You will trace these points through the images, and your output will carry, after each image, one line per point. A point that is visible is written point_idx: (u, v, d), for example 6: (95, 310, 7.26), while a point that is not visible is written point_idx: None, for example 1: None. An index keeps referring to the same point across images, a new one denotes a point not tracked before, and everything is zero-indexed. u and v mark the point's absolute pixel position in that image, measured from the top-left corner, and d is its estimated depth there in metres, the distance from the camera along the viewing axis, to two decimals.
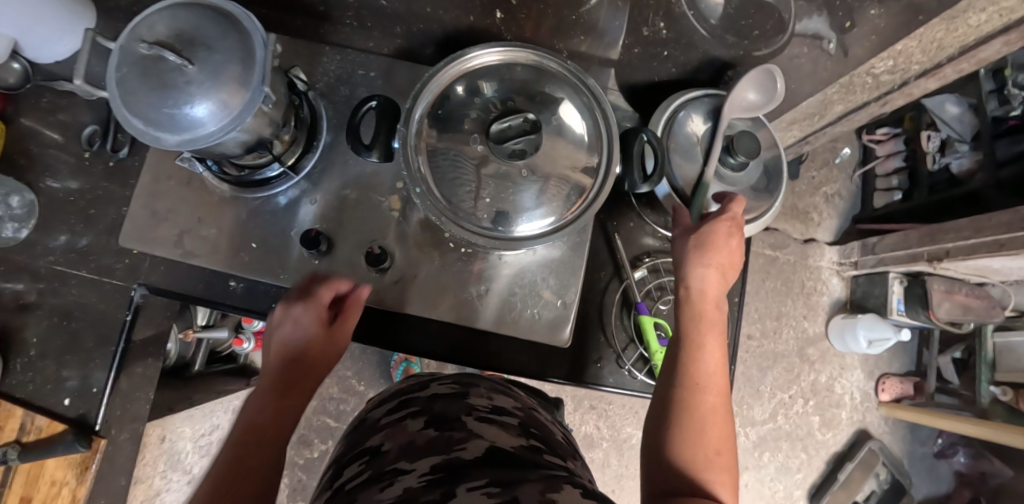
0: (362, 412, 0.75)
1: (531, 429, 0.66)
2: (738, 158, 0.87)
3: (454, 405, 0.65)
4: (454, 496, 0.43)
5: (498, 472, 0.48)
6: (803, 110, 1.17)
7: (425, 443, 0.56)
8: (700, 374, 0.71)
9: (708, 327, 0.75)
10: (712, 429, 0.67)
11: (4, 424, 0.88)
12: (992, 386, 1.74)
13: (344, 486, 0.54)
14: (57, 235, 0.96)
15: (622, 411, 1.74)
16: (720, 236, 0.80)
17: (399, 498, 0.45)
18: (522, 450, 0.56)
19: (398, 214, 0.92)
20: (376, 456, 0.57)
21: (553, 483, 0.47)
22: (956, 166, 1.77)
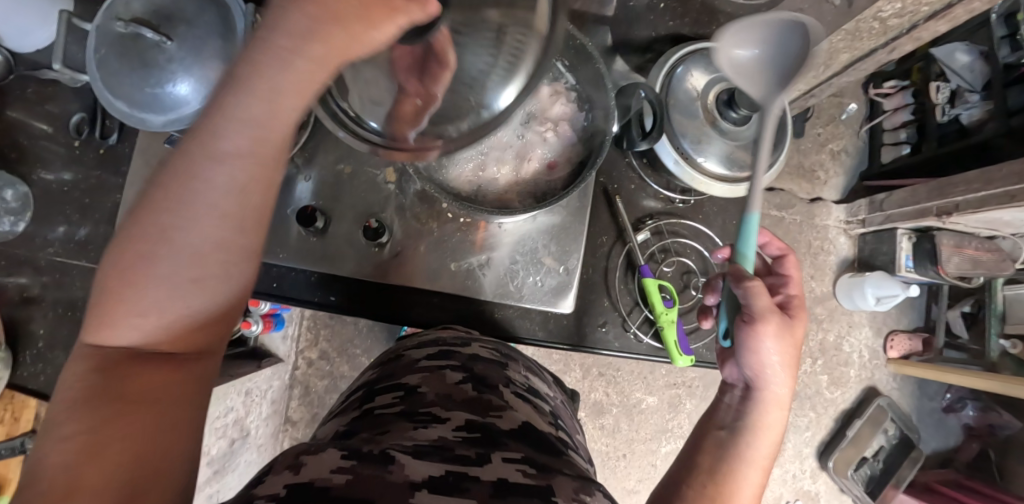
0: (394, 348, 0.84)
1: (560, 420, 0.74)
2: (739, 113, 0.85)
3: (493, 371, 0.74)
4: (489, 461, 0.51)
5: (532, 450, 0.56)
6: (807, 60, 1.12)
7: (463, 399, 0.64)
8: (754, 457, 0.71)
9: (768, 409, 0.74)
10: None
11: (19, 416, 0.87)
12: (1002, 339, 1.73)
13: (376, 411, 0.63)
14: (55, 227, 0.95)
15: (631, 377, 1.75)
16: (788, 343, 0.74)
17: (437, 442, 0.53)
18: (552, 435, 0.64)
19: (395, 187, 0.91)
20: (411, 393, 0.65)
21: (586, 485, 0.53)
22: (966, 118, 1.72)
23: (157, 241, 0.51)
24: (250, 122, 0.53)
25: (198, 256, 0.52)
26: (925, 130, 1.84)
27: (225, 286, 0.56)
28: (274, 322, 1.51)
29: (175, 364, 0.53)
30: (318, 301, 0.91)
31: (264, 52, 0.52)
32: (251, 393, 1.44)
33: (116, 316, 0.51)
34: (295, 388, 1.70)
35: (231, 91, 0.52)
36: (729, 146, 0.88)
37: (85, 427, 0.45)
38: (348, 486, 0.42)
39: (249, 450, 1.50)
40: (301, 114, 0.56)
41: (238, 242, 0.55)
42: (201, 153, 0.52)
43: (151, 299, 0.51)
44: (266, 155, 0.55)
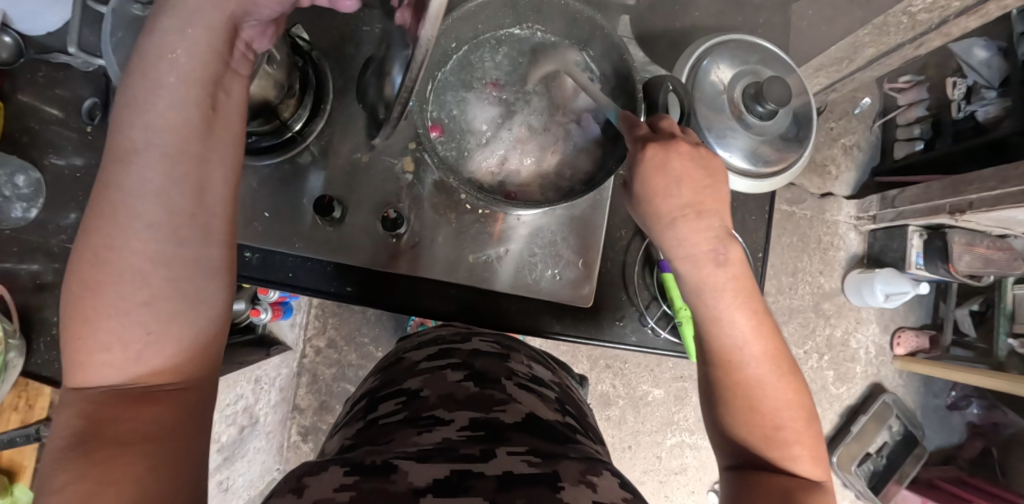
0: (396, 351, 0.83)
1: (568, 405, 0.74)
2: (767, 107, 0.83)
3: (495, 365, 0.73)
4: (494, 456, 0.51)
5: (538, 441, 0.56)
6: (831, 54, 1.11)
7: (465, 397, 0.64)
8: (736, 347, 0.68)
9: (722, 297, 0.69)
10: (774, 394, 0.67)
11: (34, 403, 0.88)
12: (1010, 338, 1.73)
13: (379, 420, 0.63)
14: (68, 213, 0.94)
15: (638, 369, 1.75)
16: (669, 183, 0.71)
17: (440, 444, 0.53)
18: (560, 423, 0.64)
19: (412, 176, 0.90)
20: (414, 398, 0.64)
21: (593, 466, 0.54)
22: (983, 114, 1.69)
23: (99, 268, 0.49)
24: (161, 116, 0.54)
25: (142, 274, 0.50)
26: (940, 126, 1.82)
27: (190, 301, 0.53)
28: (283, 310, 1.50)
29: (157, 397, 0.49)
30: (335, 292, 0.90)
31: (159, 41, 0.55)
32: (261, 381, 1.44)
33: (88, 368, 0.49)
34: (303, 376, 1.70)
35: (140, 89, 0.54)
36: (753, 140, 0.87)
37: (74, 475, 0.42)
38: (352, 501, 0.42)
39: (258, 437, 1.51)
40: (202, 98, 0.57)
41: (187, 250, 0.53)
42: (122, 169, 0.51)
43: (110, 337, 0.49)
44: (189, 149, 0.54)
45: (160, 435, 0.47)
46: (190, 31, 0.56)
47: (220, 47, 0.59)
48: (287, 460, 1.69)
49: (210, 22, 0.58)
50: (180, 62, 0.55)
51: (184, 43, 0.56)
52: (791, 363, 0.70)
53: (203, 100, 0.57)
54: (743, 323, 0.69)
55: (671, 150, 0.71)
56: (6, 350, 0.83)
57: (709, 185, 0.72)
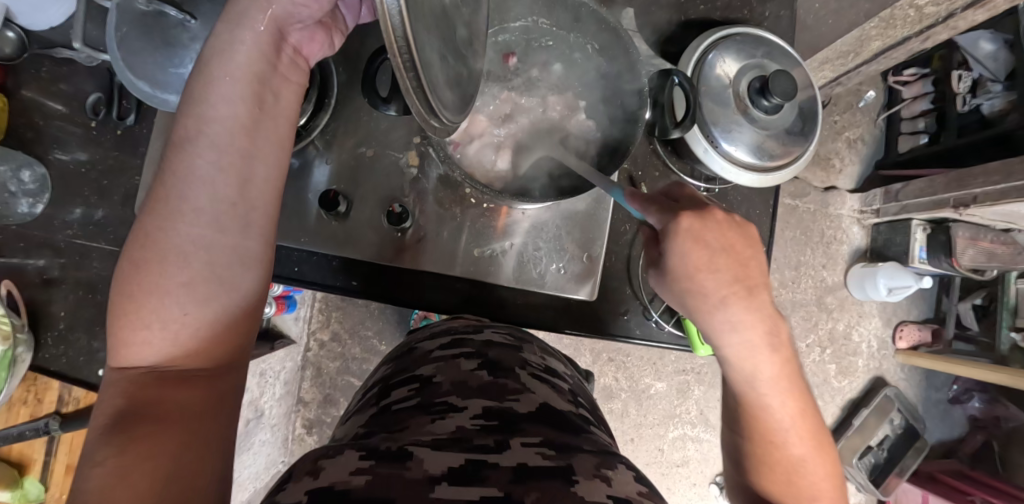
0: (407, 342, 0.84)
1: (580, 397, 0.74)
2: (773, 101, 0.83)
3: (508, 354, 0.74)
4: (508, 448, 0.52)
5: (551, 433, 0.56)
6: (836, 47, 1.10)
7: (479, 385, 0.64)
8: (776, 421, 0.64)
9: (767, 378, 0.63)
10: (807, 476, 0.64)
11: (42, 397, 0.89)
12: (1013, 332, 1.73)
13: (392, 406, 0.63)
14: (73, 209, 0.95)
15: (641, 363, 1.76)
16: (706, 267, 0.62)
17: (455, 433, 0.53)
18: (573, 413, 0.65)
19: (417, 170, 0.90)
20: (426, 385, 0.65)
21: (606, 460, 0.55)
22: (988, 108, 1.69)
23: (150, 252, 0.53)
24: (214, 110, 0.57)
25: (186, 257, 0.53)
26: (945, 120, 1.81)
27: (229, 290, 0.56)
28: (287, 303, 1.51)
29: (190, 380, 0.51)
30: (343, 287, 0.91)
31: (223, 42, 0.58)
32: (266, 374, 1.45)
33: (130, 342, 0.51)
34: (307, 369, 1.71)
35: (199, 84, 0.57)
36: (760, 135, 0.87)
37: (114, 449, 0.44)
38: (369, 485, 0.43)
39: (263, 430, 1.52)
40: (251, 97, 0.59)
41: (227, 238, 0.56)
42: (177, 158, 0.55)
43: (153, 314, 0.52)
44: (240, 144, 0.58)
45: (195, 417, 0.49)
46: (243, 32, 0.58)
47: (271, 49, 0.60)
48: (292, 453, 1.71)
49: (263, 29, 0.59)
50: (234, 60, 0.58)
51: (240, 46, 0.58)
52: (820, 417, 0.67)
53: (253, 100, 0.59)
54: (790, 403, 0.64)
55: (710, 222, 0.63)
56: (13, 345, 0.84)
57: (750, 256, 0.65)
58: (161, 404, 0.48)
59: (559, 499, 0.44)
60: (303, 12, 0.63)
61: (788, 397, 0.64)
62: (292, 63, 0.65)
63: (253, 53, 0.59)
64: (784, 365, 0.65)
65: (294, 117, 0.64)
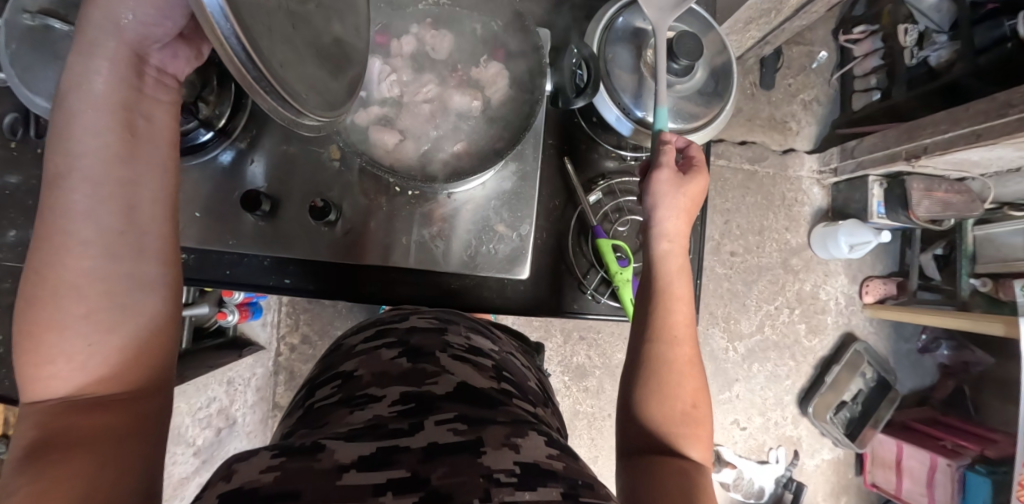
0: (341, 339, 0.83)
1: (506, 372, 0.72)
2: (681, 64, 0.86)
3: (432, 338, 0.71)
4: (422, 429, 0.50)
5: (467, 407, 0.55)
6: (759, 6, 1.10)
7: (401, 374, 0.62)
8: (673, 327, 0.78)
9: (678, 287, 0.81)
10: (687, 382, 0.75)
11: None
12: (973, 279, 1.76)
13: (316, 404, 0.62)
14: (4, 232, 0.94)
15: (613, 339, 1.78)
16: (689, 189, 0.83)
17: (371, 421, 0.52)
18: (493, 388, 0.63)
19: (340, 163, 0.90)
20: (348, 380, 0.63)
21: (521, 429, 0.53)
22: (934, 59, 1.70)
23: (39, 290, 0.51)
24: (81, 144, 0.55)
25: (78, 288, 0.51)
26: (895, 74, 1.81)
27: (133, 312, 0.54)
28: (251, 310, 1.50)
29: (109, 404, 0.50)
30: (279, 286, 0.91)
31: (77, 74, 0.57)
32: (233, 382, 1.44)
33: (37, 383, 0.49)
34: (280, 374, 1.71)
35: (59, 123, 0.55)
36: (673, 98, 0.90)
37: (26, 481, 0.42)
38: (277, 482, 0.41)
39: (239, 437, 1.53)
40: (119, 125, 0.58)
41: (120, 264, 0.54)
42: (51, 197, 0.53)
43: (55, 350, 0.50)
44: (116, 170, 0.56)
45: (111, 439, 0.47)
46: (97, 63, 0.57)
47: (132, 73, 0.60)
48: None
49: (115, 55, 0.58)
50: (92, 93, 0.57)
51: (94, 77, 0.57)
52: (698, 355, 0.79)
53: (122, 128, 0.58)
54: (682, 312, 0.80)
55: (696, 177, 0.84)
56: None
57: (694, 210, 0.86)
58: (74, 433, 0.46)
59: (463, 471, 0.44)
60: (158, 32, 0.61)
61: (683, 323, 0.79)
62: (159, 84, 0.64)
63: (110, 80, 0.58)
64: (687, 287, 0.82)
65: (171, 137, 0.64)
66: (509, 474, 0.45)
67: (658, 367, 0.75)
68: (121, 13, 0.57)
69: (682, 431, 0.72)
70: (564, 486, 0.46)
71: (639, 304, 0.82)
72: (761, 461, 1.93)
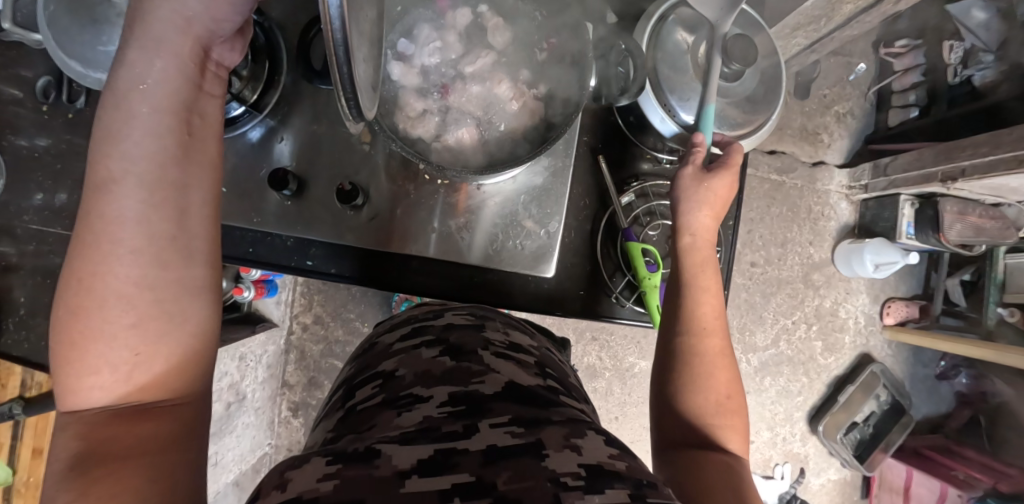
0: (370, 336, 0.82)
1: (548, 369, 0.71)
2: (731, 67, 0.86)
3: (471, 337, 0.70)
4: (478, 431, 0.48)
5: (519, 408, 0.53)
6: (808, 11, 1.07)
7: (442, 372, 0.60)
8: (702, 318, 0.76)
9: (704, 278, 0.79)
10: (719, 372, 0.73)
11: (5, 382, 0.90)
12: (1000, 307, 1.72)
13: (357, 406, 0.59)
14: (32, 194, 0.94)
15: (625, 342, 1.76)
16: (716, 185, 0.82)
17: (421, 424, 0.49)
18: (541, 387, 0.61)
19: (370, 147, 0.88)
20: (390, 380, 0.61)
21: (577, 429, 0.51)
22: (979, 79, 1.65)
23: (84, 296, 0.49)
24: (137, 144, 0.54)
25: (127, 296, 0.50)
26: (935, 92, 1.76)
27: (180, 317, 0.53)
28: (267, 288, 1.50)
29: (155, 413, 0.49)
30: (299, 267, 0.90)
31: (135, 70, 0.56)
32: (246, 358, 1.45)
33: (79, 390, 0.48)
34: (291, 353, 1.72)
35: (114, 121, 0.54)
36: (718, 102, 0.90)
37: (75, 495, 0.41)
38: (337, 491, 0.38)
39: (247, 413, 1.54)
40: (176, 124, 0.57)
41: (171, 271, 0.53)
42: (100, 198, 0.51)
43: (100, 358, 0.48)
44: (169, 172, 0.55)
45: (155, 451, 0.46)
46: (158, 60, 0.57)
47: (190, 69, 0.60)
48: (279, 435, 1.72)
49: (176, 51, 0.58)
50: (151, 92, 0.56)
51: (152, 75, 0.56)
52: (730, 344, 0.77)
53: (178, 127, 0.57)
54: (710, 303, 0.77)
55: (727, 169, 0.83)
56: None
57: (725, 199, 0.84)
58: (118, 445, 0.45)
59: (530, 476, 0.42)
60: (224, 27, 0.62)
61: (712, 314, 0.77)
62: (216, 81, 0.65)
63: (170, 78, 0.57)
64: (714, 275, 0.80)
65: (222, 136, 0.63)
66: (576, 476, 0.43)
67: (688, 358, 0.74)
68: (186, 5, 0.57)
69: (719, 426, 0.70)
70: (630, 486, 0.44)
71: (667, 298, 0.81)
72: (766, 477, 1.91)
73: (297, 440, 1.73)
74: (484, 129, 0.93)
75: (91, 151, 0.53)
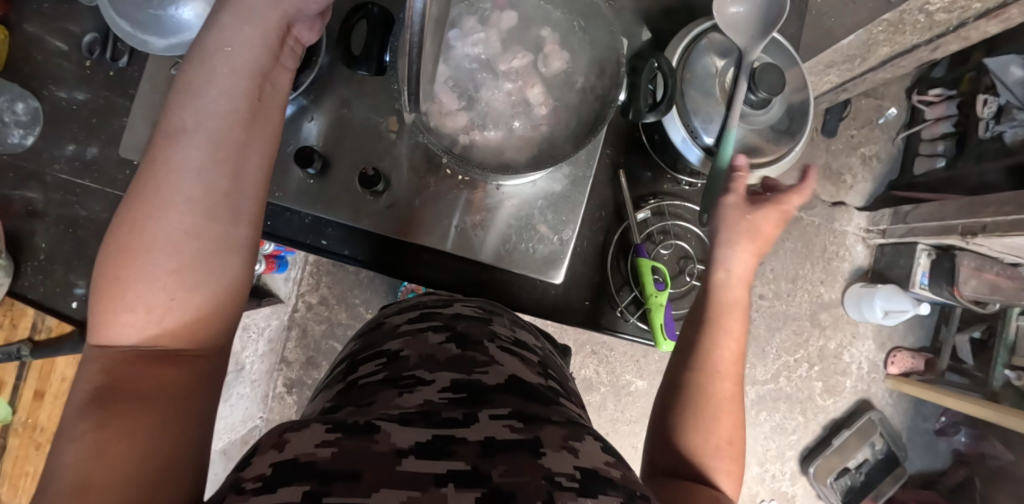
0: (377, 316, 0.83)
1: (550, 370, 0.71)
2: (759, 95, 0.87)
3: (479, 328, 0.70)
4: (477, 421, 0.47)
5: (521, 403, 0.52)
6: (844, 49, 1.07)
7: (446, 359, 0.59)
8: (719, 361, 0.76)
9: (729, 323, 0.78)
10: (724, 417, 0.73)
11: (17, 322, 0.91)
12: (1008, 370, 1.69)
13: (359, 382, 0.59)
14: (65, 145, 0.97)
15: (624, 359, 1.75)
16: (764, 224, 0.81)
17: (422, 407, 0.48)
18: (543, 387, 0.60)
19: (396, 136, 0.90)
20: (394, 360, 0.60)
21: (575, 431, 0.50)
22: (1010, 136, 1.60)
23: (134, 235, 0.51)
24: (213, 103, 0.57)
25: (174, 242, 0.51)
26: (964, 145, 1.75)
27: (217, 271, 0.54)
28: (277, 263, 1.52)
29: (177, 359, 0.50)
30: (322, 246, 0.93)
31: (222, 34, 0.59)
32: (249, 329, 1.47)
33: (111, 326, 0.50)
34: (293, 329, 1.74)
35: (196, 78, 0.57)
36: (743, 129, 0.90)
37: (92, 423, 0.42)
38: (335, 460, 0.38)
39: (244, 384, 1.56)
40: (249, 89, 0.60)
41: (217, 225, 0.54)
42: (168, 147, 0.54)
43: (138, 298, 0.50)
44: (234, 133, 0.57)
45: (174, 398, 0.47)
46: (245, 28, 0.60)
47: (271, 42, 0.63)
48: (271, 409, 1.74)
49: (265, 22, 0.62)
50: (233, 57, 0.59)
51: (237, 41, 0.60)
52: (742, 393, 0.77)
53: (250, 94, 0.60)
54: (731, 348, 0.77)
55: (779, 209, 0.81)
56: None
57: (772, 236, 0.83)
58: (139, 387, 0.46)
59: (524, 472, 0.41)
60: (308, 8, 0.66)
61: (732, 359, 0.76)
62: (291, 53, 0.68)
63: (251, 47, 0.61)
64: (741, 321, 0.79)
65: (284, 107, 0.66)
66: (572, 478, 0.42)
67: (698, 398, 0.74)
68: None
69: (713, 468, 0.70)
70: (625, 495, 0.43)
71: (687, 333, 0.81)
72: None
73: (289, 417, 1.75)
74: (513, 130, 0.93)
75: (168, 102, 0.56)
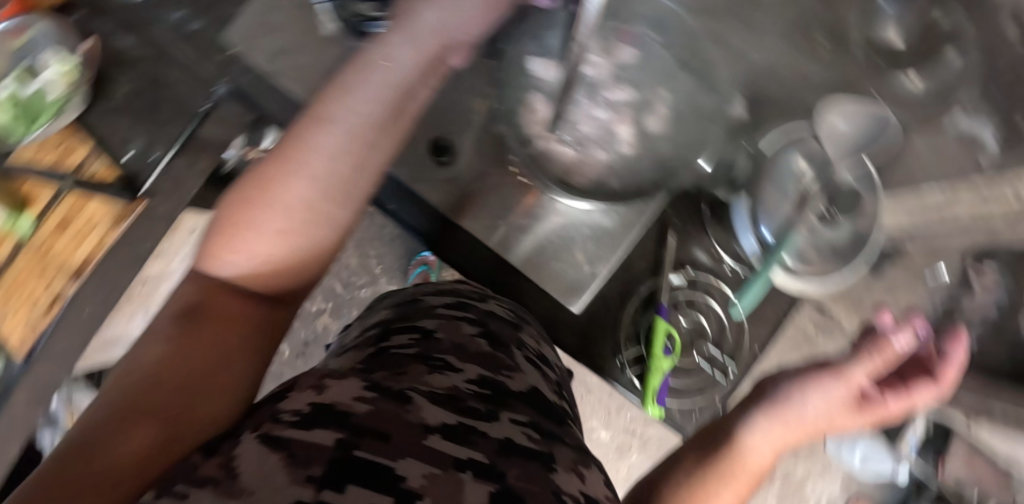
0: (414, 291, 0.84)
1: (566, 391, 0.73)
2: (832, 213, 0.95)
3: (506, 330, 0.73)
4: (497, 420, 0.46)
5: (539, 417, 0.53)
6: (951, 221, 0.86)
7: (475, 352, 0.61)
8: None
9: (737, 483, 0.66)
10: None
11: (69, 154, 1.02)
12: None
13: (389, 349, 0.59)
14: (177, 15, 1.11)
15: (596, 405, 1.74)
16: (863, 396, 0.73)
17: (451, 390, 0.49)
18: (558, 405, 0.62)
19: (481, 117, 0.92)
20: (426, 337, 0.61)
21: (582, 458, 0.50)
22: None
23: (260, 189, 0.54)
24: (366, 98, 0.59)
25: (290, 208, 0.53)
26: None
27: (317, 238, 0.54)
28: None
29: (253, 302, 0.52)
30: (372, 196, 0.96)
31: (387, 42, 0.64)
32: None
33: (213, 258, 0.53)
34: None
35: (350, 78, 0.60)
36: (806, 239, 0.96)
37: (171, 347, 0.45)
38: (368, 416, 0.37)
39: None
40: (396, 98, 0.61)
41: (331, 204, 0.54)
42: (309, 126, 0.57)
43: (245, 244, 0.52)
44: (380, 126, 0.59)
45: (241, 342, 0.49)
46: (405, 47, 0.64)
47: (428, 66, 0.65)
48: None
49: (423, 45, 0.65)
50: (393, 72, 0.62)
51: (402, 50, 0.63)
52: None
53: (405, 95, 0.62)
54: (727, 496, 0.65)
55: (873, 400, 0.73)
56: (69, 90, 1.02)
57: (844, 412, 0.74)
58: (221, 320, 0.49)
59: (537, 482, 0.37)
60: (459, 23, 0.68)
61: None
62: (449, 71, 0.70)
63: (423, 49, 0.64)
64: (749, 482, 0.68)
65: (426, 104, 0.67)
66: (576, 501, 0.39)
67: None
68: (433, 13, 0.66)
69: None
70: None
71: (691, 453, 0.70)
72: None
73: None
74: (589, 151, 0.94)
75: (325, 90, 0.60)
